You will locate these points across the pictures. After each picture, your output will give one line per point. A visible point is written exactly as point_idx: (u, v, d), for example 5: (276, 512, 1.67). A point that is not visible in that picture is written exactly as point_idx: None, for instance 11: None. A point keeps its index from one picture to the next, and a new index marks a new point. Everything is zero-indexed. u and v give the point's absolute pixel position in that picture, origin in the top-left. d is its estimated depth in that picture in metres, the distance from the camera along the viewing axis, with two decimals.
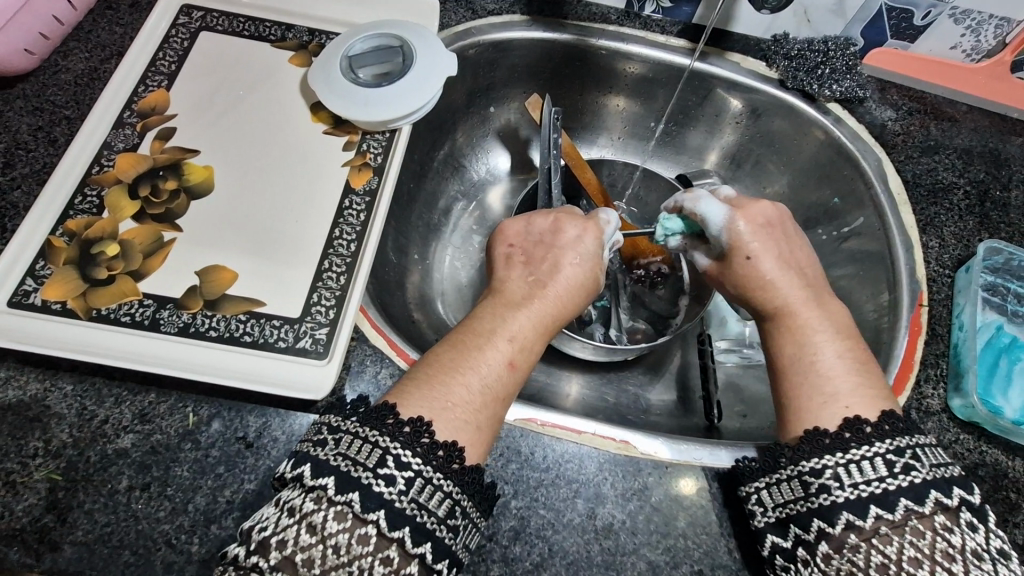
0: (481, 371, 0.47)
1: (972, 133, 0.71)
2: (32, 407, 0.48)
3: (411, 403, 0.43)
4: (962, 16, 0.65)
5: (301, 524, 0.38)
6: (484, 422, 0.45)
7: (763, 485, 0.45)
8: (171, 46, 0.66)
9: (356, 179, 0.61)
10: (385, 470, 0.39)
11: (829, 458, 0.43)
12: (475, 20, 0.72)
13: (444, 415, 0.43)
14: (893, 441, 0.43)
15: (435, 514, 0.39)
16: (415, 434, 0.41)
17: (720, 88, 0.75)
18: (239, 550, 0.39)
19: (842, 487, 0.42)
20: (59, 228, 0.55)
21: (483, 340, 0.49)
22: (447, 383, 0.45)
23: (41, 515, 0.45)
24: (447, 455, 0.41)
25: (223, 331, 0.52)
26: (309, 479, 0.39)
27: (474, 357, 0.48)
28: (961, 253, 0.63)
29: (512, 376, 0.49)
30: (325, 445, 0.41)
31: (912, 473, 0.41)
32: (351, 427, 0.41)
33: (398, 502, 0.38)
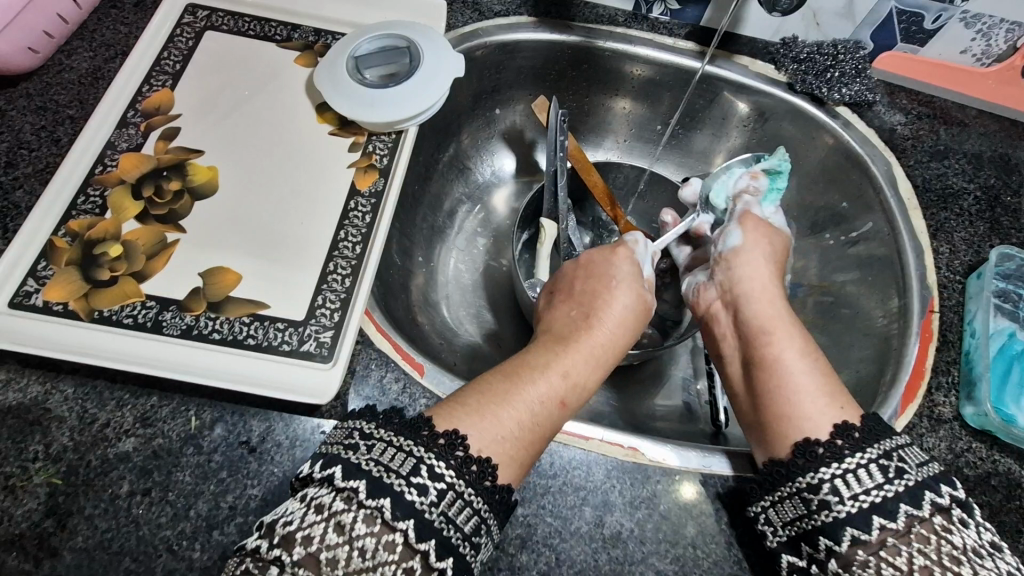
0: (529, 397, 0.47)
1: (982, 137, 0.70)
2: (32, 410, 0.47)
3: (458, 423, 0.43)
4: (973, 20, 0.65)
5: (329, 523, 0.37)
6: (521, 445, 0.44)
7: (769, 504, 0.45)
8: (175, 46, 0.66)
9: (362, 181, 0.60)
10: (417, 479, 0.38)
11: (825, 471, 0.43)
12: (482, 21, 0.72)
13: (490, 445, 0.43)
14: (880, 445, 0.43)
15: (462, 530, 0.38)
16: (450, 446, 0.41)
17: (729, 91, 0.74)
18: (260, 543, 0.37)
19: (842, 501, 0.41)
20: (61, 228, 0.54)
21: (536, 372, 0.49)
22: (497, 410, 0.45)
23: (41, 520, 0.44)
24: (479, 470, 0.41)
25: (227, 334, 0.52)
26: (341, 480, 0.38)
27: (525, 389, 0.47)
28: (972, 258, 0.63)
29: (556, 407, 0.48)
30: (356, 449, 0.40)
31: (905, 477, 0.41)
32: (385, 434, 0.41)
33: (428, 514, 0.38)
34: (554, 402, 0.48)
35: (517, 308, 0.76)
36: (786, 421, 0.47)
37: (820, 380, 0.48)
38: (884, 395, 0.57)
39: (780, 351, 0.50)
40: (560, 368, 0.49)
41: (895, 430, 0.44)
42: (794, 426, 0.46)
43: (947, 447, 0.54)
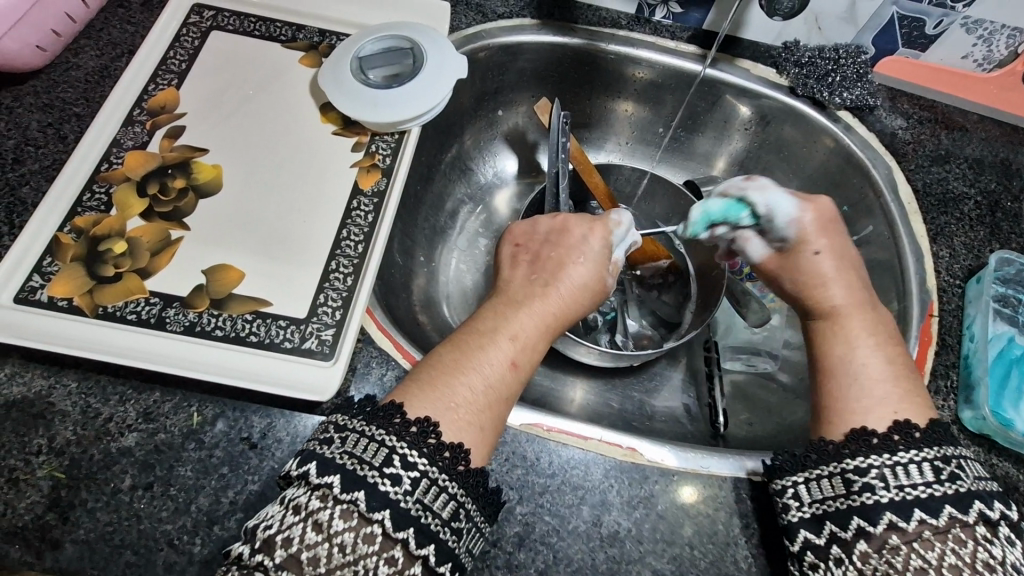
0: (484, 370, 0.46)
1: (983, 143, 0.70)
2: (36, 404, 0.48)
3: (418, 406, 0.43)
4: (975, 26, 0.65)
5: (307, 522, 0.38)
6: (487, 423, 0.44)
7: (802, 480, 0.45)
8: (181, 45, 0.66)
9: (365, 180, 0.60)
10: (391, 469, 0.39)
11: (876, 458, 0.43)
12: (485, 23, 0.72)
13: (449, 419, 0.43)
14: (940, 449, 0.43)
15: (440, 516, 0.39)
16: (422, 435, 0.41)
17: (730, 95, 0.75)
18: (243, 549, 0.38)
19: (887, 487, 0.42)
20: (67, 224, 0.55)
21: (485, 339, 0.48)
22: (449, 384, 0.45)
23: (43, 513, 0.44)
24: (453, 456, 0.41)
25: (229, 331, 0.52)
26: (315, 476, 0.39)
27: (475, 358, 0.47)
28: (972, 263, 0.63)
29: (518, 376, 0.48)
30: (331, 443, 0.40)
31: (958, 482, 0.41)
32: (356, 425, 0.41)
33: (404, 503, 0.38)
34: (508, 366, 0.47)
35: None
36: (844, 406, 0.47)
37: (891, 372, 0.48)
38: None
39: (848, 347, 0.50)
40: (516, 340, 0.49)
41: (894, 432, 0.44)
42: (851, 415, 0.46)
43: None
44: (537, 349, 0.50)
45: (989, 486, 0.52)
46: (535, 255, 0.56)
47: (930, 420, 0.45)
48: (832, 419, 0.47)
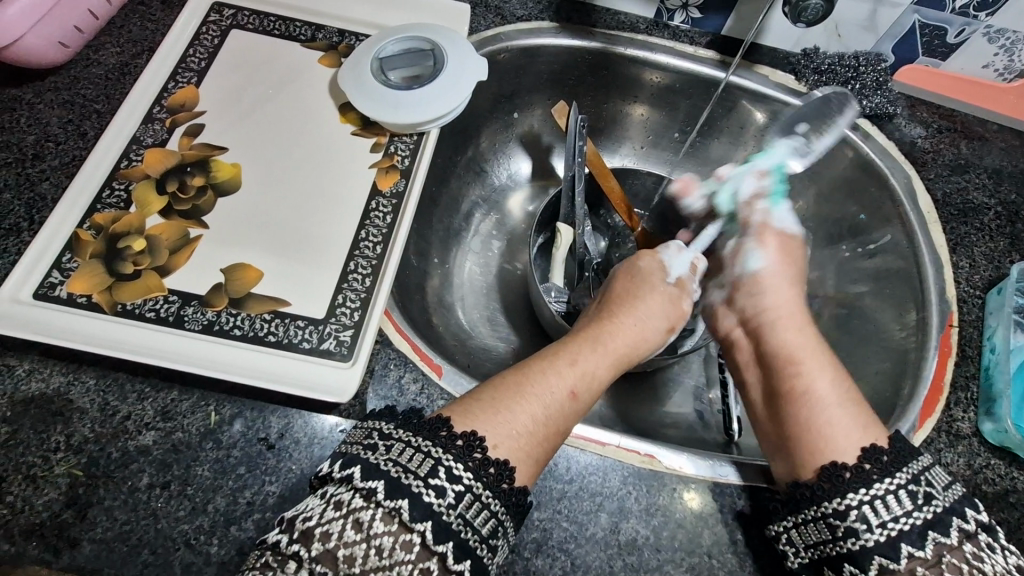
0: (540, 397, 0.47)
1: (1003, 153, 0.70)
2: (54, 401, 0.48)
3: (471, 422, 0.43)
4: (997, 35, 0.65)
5: (347, 519, 0.37)
6: (535, 448, 0.44)
7: (791, 524, 0.45)
8: (201, 43, 0.66)
9: (384, 181, 0.60)
10: (435, 480, 0.38)
11: (853, 497, 0.43)
12: (504, 25, 0.72)
13: (502, 437, 0.43)
14: (909, 470, 0.43)
15: (479, 532, 0.38)
16: (468, 447, 0.41)
17: (748, 100, 0.74)
18: (280, 537, 0.38)
19: (869, 529, 0.42)
20: (86, 221, 0.55)
21: (548, 365, 0.50)
22: (506, 403, 0.45)
23: (61, 511, 0.44)
24: (497, 473, 0.41)
25: (248, 330, 0.52)
26: (359, 479, 0.38)
27: (536, 382, 0.48)
28: (992, 274, 0.62)
29: (569, 408, 0.48)
30: (375, 450, 0.40)
31: (933, 503, 0.42)
32: (406, 435, 0.41)
33: (447, 516, 0.38)
34: (569, 396, 0.49)
35: (532, 311, 0.76)
36: (815, 447, 0.47)
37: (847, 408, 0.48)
38: (900, 412, 0.57)
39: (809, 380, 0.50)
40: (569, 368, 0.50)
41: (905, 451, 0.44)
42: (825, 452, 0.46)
43: (965, 463, 0.53)
44: (599, 385, 0.52)
45: (1009, 500, 0.52)
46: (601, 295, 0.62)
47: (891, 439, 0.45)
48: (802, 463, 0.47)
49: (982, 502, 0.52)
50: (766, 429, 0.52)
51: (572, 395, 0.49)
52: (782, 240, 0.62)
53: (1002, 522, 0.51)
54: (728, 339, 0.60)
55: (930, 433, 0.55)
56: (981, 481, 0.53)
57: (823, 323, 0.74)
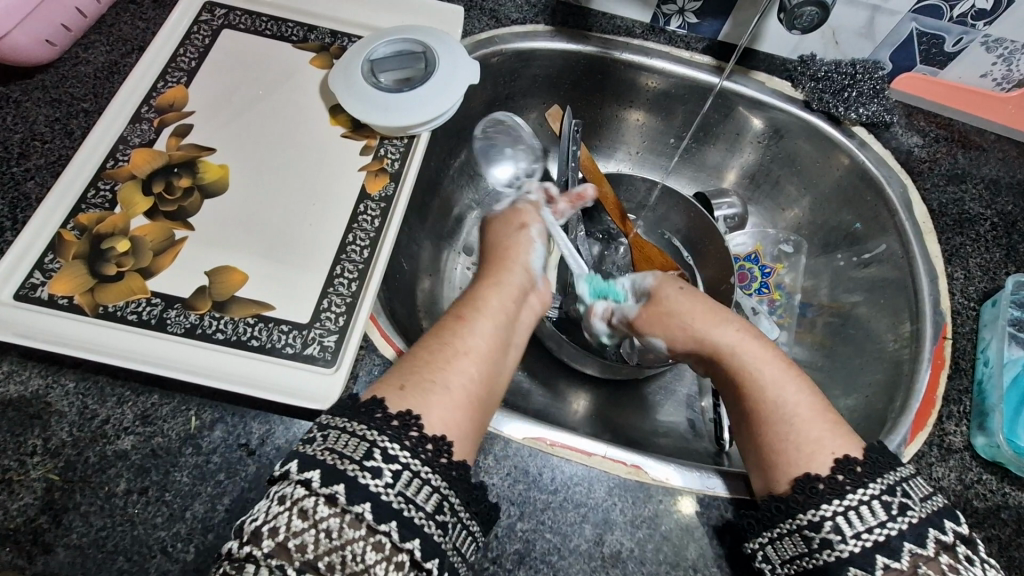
0: (456, 363, 0.48)
1: (1000, 163, 0.69)
2: (33, 403, 0.47)
3: (388, 385, 0.45)
4: (995, 45, 0.64)
5: (292, 511, 0.36)
6: (467, 411, 0.45)
7: (767, 540, 0.44)
8: (192, 43, 0.66)
9: (373, 185, 0.60)
10: (372, 462, 0.38)
11: (828, 508, 0.42)
12: (498, 28, 0.71)
13: (413, 379, 0.45)
14: (883, 480, 0.42)
15: (424, 509, 0.38)
16: (404, 427, 0.41)
17: (743, 106, 0.74)
18: (232, 544, 0.37)
19: (844, 540, 0.41)
20: (70, 221, 0.54)
21: (447, 331, 0.50)
22: (423, 356, 0.48)
23: (36, 516, 0.44)
24: (436, 449, 0.41)
25: (231, 334, 0.51)
26: (296, 472, 0.38)
27: (452, 333, 0.50)
28: (987, 285, 0.62)
29: (489, 360, 0.49)
30: (313, 442, 0.39)
31: (909, 513, 0.40)
32: (338, 422, 0.41)
33: (386, 496, 0.37)
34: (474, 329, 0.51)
35: None
36: (783, 458, 0.47)
37: (810, 412, 0.48)
38: (892, 424, 0.56)
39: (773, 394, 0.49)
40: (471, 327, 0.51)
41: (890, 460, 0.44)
42: (791, 464, 0.46)
43: (957, 478, 0.53)
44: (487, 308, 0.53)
45: (1001, 516, 0.51)
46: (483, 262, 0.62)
47: (864, 450, 0.45)
48: (773, 474, 0.47)
49: (973, 517, 0.51)
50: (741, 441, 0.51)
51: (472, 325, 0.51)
52: (653, 310, 0.59)
53: (994, 539, 0.50)
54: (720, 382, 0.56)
55: (922, 447, 0.54)
56: (973, 496, 0.52)
57: (817, 332, 0.73)
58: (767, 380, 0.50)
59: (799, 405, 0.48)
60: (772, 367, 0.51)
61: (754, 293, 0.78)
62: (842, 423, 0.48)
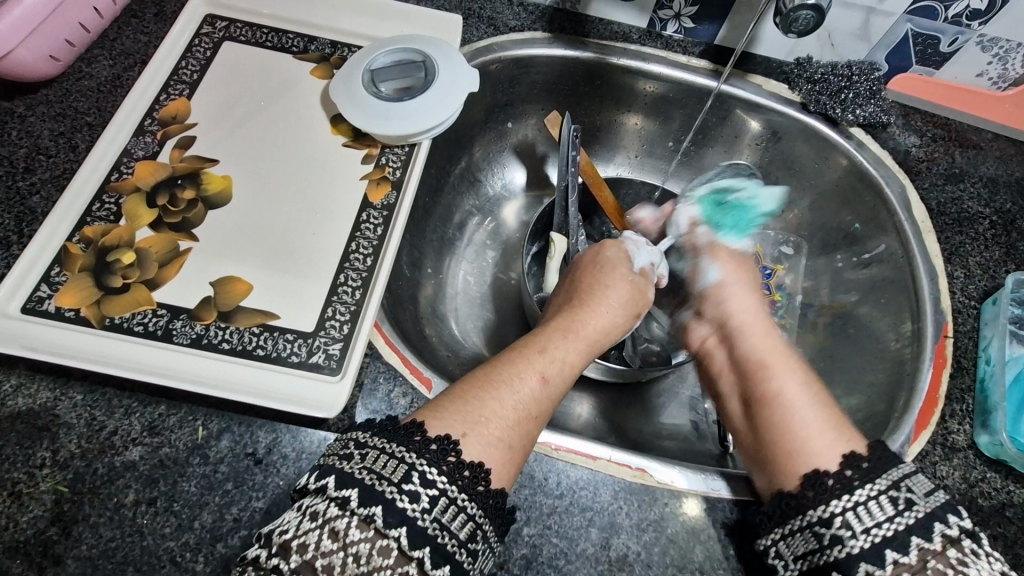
0: (517, 412, 0.46)
1: (998, 162, 0.70)
2: (41, 416, 0.48)
3: (442, 419, 0.43)
4: (990, 44, 0.64)
5: (323, 530, 0.37)
6: (514, 459, 0.44)
7: (779, 536, 0.44)
8: (193, 55, 0.66)
9: (374, 193, 0.60)
10: (410, 486, 0.38)
11: (836, 504, 0.42)
12: (497, 36, 0.72)
13: (476, 428, 0.43)
14: (887, 477, 0.42)
15: (457, 536, 0.38)
16: (442, 452, 0.40)
17: (741, 109, 0.74)
18: (260, 553, 0.37)
19: (854, 535, 0.41)
20: (76, 234, 0.55)
21: (522, 367, 0.49)
22: (482, 402, 0.45)
23: (45, 528, 0.44)
24: (473, 476, 0.40)
25: (236, 344, 0.52)
26: (334, 489, 0.38)
27: (511, 379, 0.48)
28: (988, 283, 0.62)
29: (540, 422, 0.48)
30: (350, 459, 0.40)
31: (915, 509, 0.40)
32: (377, 442, 0.41)
33: (421, 521, 0.37)
34: (540, 383, 0.49)
35: (525, 321, 0.76)
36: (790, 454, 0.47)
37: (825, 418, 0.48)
38: (895, 423, 0.56)
39: (780, 381, 0.51)
40: (542, 383, 0.49)
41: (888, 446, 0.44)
42: (802, 460, 0.46)
43: (961, 476, 0.53)
44: (570, 372, 0.52)
45: (1006, 514, 0.51)
46: (573, 291, 0.60)
47: (870, 446, 0.45)
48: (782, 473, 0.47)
49: (979, 516, 0.51)
50: (744, 436, 0.54)
51: (543, 381, 0.49)
52: (734, 258, 0.64)
53: (999, 537, 0.50)
54: (702, 349, 0.61)
55: (925, 446, 0.54)
56: (978, 495, 0.52)
57: (819, 332, 0.73)
58: (789, 391, 0.51)
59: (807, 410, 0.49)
60: (796, 387, 0.51)
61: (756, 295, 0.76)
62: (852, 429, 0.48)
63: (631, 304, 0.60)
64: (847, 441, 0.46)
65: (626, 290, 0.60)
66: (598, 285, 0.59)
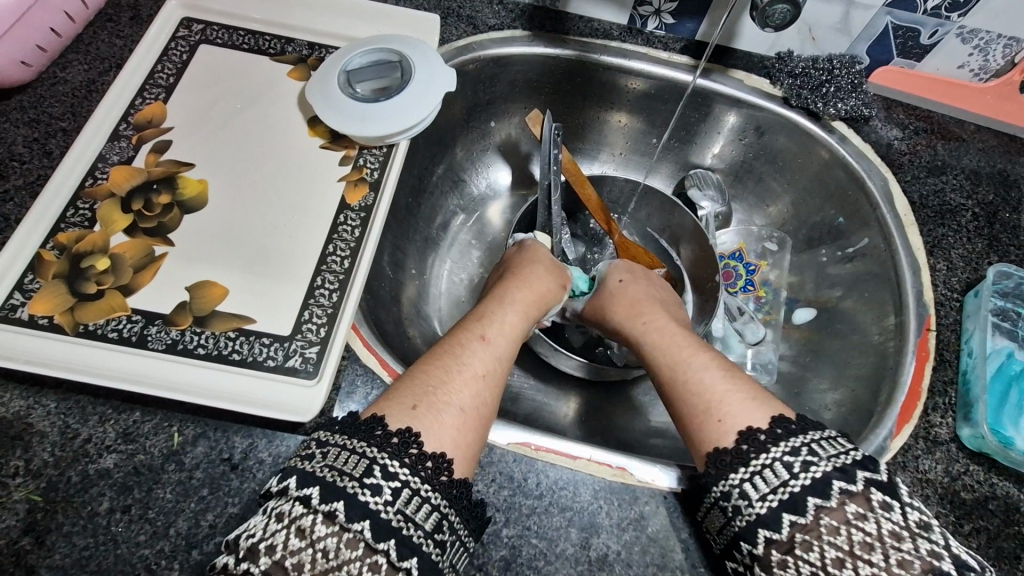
0: (464, 377, 0.48)
1: (980, 153, 0.69)
2: (14, 425, 0.47)
3: (392, 402, 0.44)
4: (970, 36, 0.64)
5: (290, 529, 0.36)
6: (474, 426, 0.45)
7: (704, 513, 0.44)
8: (170, 59, 0.66)
9: (352, 195, 0.60)
10: (372, 479, 0.38)
11: (739, 475, 0.42)
12: (476, 35, 0.72)
13: (426, 400, 0.45)
14: (785, 444, 0.42)
15: (423, 528, 0.38)
16: (403, 445, 0.41)
17: (723, 105, 0.74)
18: (228, 559, 0.37)
19: (751, 504, 0.41)
20: (50, 241, 0.54)
21: (463, 341, 0.52)
22: (432, 377, 0.47)
23: (18, 537, 0.43)
24: (435, 466, 0.41)
25: (212, 348, 0.51)
26: (295, 488, 0.38)
27: (462, 353, 0.50)
28: (970, 276, 0.62)
29: (494, 383, 0.50)
30: (312, 458, 0.40)
31: (811, 469, 0.40)
32: (338, 439, 0.41)
33: (385, 513, 0.37)
34: (484, 349, 0.51)
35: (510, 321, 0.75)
36: (712, 420, 0.46)
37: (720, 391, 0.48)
38: (878, 417, 0.56)
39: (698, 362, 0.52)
40: (487, 348, 0.52)
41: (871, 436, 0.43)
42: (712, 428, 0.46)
43: (944, 470, 0.53)
44: (511, 331, 0.55)
45: (989, 507, 0.51)
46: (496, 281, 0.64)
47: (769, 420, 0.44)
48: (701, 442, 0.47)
49: (961, 509, 0.51)
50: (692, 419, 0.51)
51: (484, 343, 0.52)
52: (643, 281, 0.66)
53: (982, 530, 0.50)
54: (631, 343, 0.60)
55: (908, 440, 0.54)
56: (961, 488, 0.52)
57: (805, 327, 0.73)
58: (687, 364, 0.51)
59: (714, 378, 0.49)
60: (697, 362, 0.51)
61: (740, 292, 0.78)
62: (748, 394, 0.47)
63: (553, 270, 0.65)
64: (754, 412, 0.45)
65: (552, 266, 0.65)
66: (522, 268, 0.63)
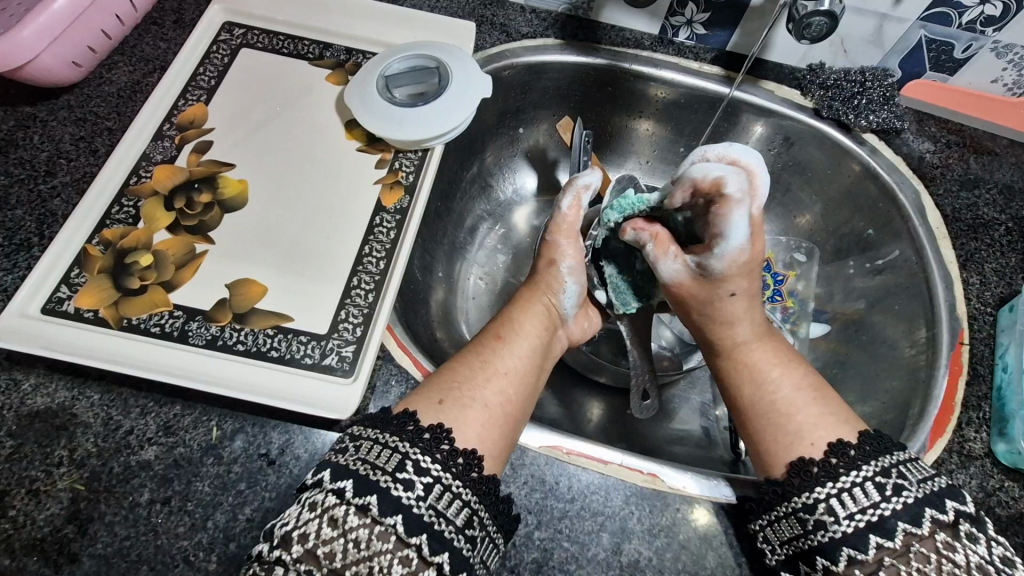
0: (488, 375, 0.49)
1: (1013, 167, 0.69)
2: (59, 415, 0.48)
3: (420, 399, 0.45)
4: (1005, 50, 0.64)
5: (323, 518, 0.37)
6: (499, 422, 0.46)
7: (766, 522, 0.44)
8: (211, 62, 0.68)
9: (388, 198, 0.61)
10: (404, 474, 0.38)
11: (820, 490, 0.42)
12: (509, 42, 0.73)
13: (451, 395, 0.46)
14: (877, 462, 0.42)
15: (454, 523, 0.38)
16: (435, 440, 0.41)
17: (752, 115, 0.74)
18: (263, 547, 0.37)
19: (837, 521, 0.41)
20: (95, 236, 0.56)
21: (488, 348, 0.52)
22: (459, 378, 0.48)
23: (62, 525, 0.44)
24: (466, 462, 0.41)
25: (251, 345, 0.52)
26: (329, 481, 0.38)
27: (487, 353, 0.51)
28: (1004, 290, 0.61)
29: (520, 384, 0.50)
30: (345, 451, 0.40)
31: (903, 493, 0.40)
32: (370, 433, 0.41)
33: (418, 508, 0.37)
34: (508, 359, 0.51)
35: None
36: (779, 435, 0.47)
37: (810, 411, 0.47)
38: (910, 431, 0.56)
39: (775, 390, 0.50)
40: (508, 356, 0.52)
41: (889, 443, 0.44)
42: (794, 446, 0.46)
43: (978, 485, 0.52)
44: (530, 347, 0.54)
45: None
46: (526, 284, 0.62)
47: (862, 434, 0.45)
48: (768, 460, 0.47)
49: (996, 525, 0.51)
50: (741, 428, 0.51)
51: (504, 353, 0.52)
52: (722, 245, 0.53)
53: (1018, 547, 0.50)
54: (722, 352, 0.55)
55: (940, 454, 0.54)
56: (996, 504, 0.51)
57: (832, 338, 0.73)
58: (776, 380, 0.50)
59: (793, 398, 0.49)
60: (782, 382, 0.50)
61: (768, 300, 0.76)
62: (840, 414, 0.48)
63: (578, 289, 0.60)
64: (845, 425, 0.46)
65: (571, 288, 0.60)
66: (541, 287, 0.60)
